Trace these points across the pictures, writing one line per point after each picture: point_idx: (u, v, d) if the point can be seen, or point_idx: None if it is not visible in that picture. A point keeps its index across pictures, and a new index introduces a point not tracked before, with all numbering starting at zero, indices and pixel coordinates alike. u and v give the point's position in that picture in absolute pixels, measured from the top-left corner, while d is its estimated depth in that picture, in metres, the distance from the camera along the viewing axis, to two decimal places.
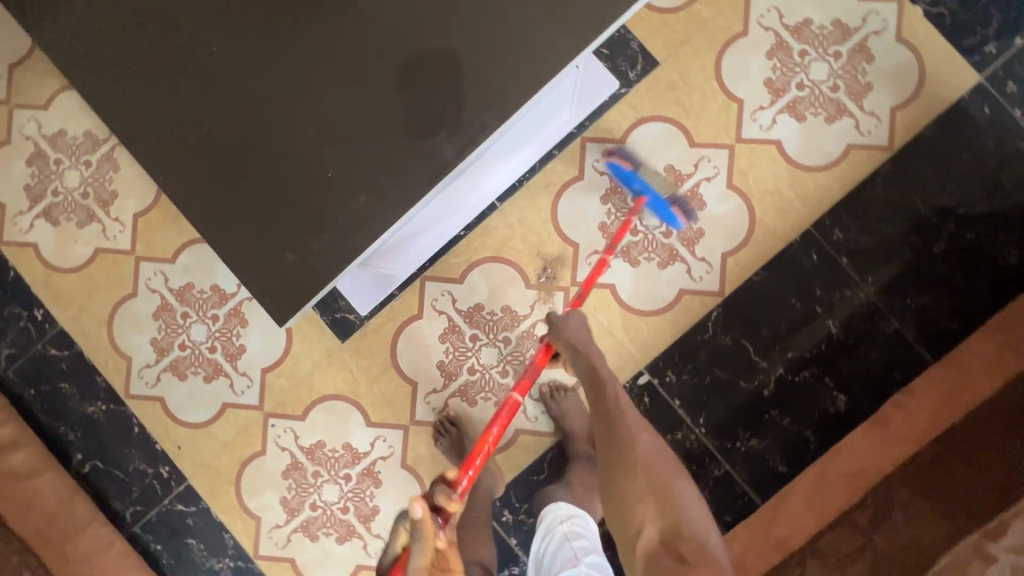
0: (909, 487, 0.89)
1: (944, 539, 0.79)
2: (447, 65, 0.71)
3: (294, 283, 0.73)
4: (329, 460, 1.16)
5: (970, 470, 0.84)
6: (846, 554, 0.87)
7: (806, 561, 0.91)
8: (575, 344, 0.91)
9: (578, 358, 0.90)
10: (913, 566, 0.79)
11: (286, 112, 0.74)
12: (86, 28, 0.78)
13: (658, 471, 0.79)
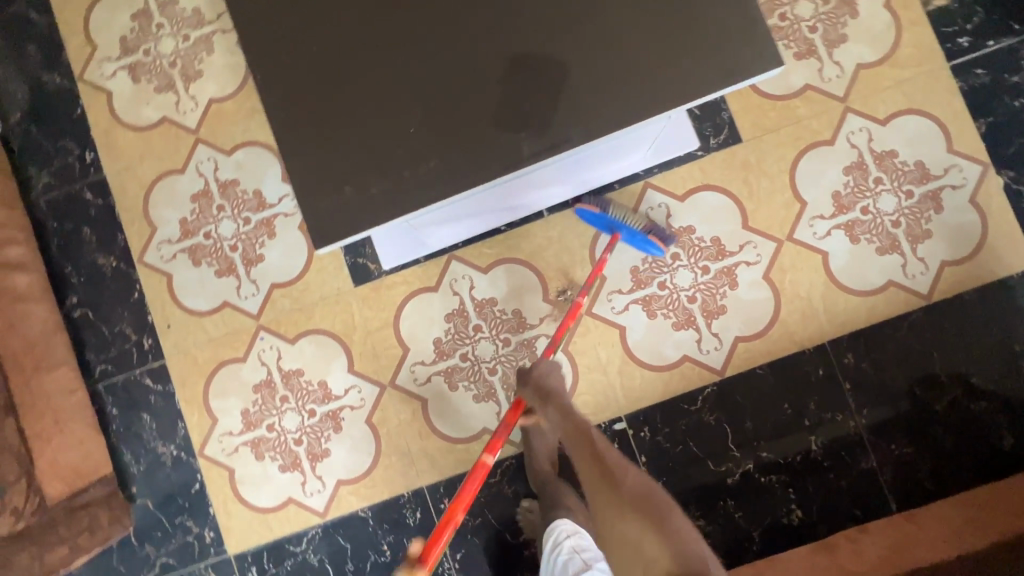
0: None
1: None
2: (556, 70, 0.73)
3: (341, 214, 0.74)
4: (301, 390, 1.18)
5: None
6: None
7: None
8: (547, 391, 0.90)
9: (551, 385, 0.91)
10: None
11: (394, 56, 0.76)
12: None
13: (650, 497, 0.75)
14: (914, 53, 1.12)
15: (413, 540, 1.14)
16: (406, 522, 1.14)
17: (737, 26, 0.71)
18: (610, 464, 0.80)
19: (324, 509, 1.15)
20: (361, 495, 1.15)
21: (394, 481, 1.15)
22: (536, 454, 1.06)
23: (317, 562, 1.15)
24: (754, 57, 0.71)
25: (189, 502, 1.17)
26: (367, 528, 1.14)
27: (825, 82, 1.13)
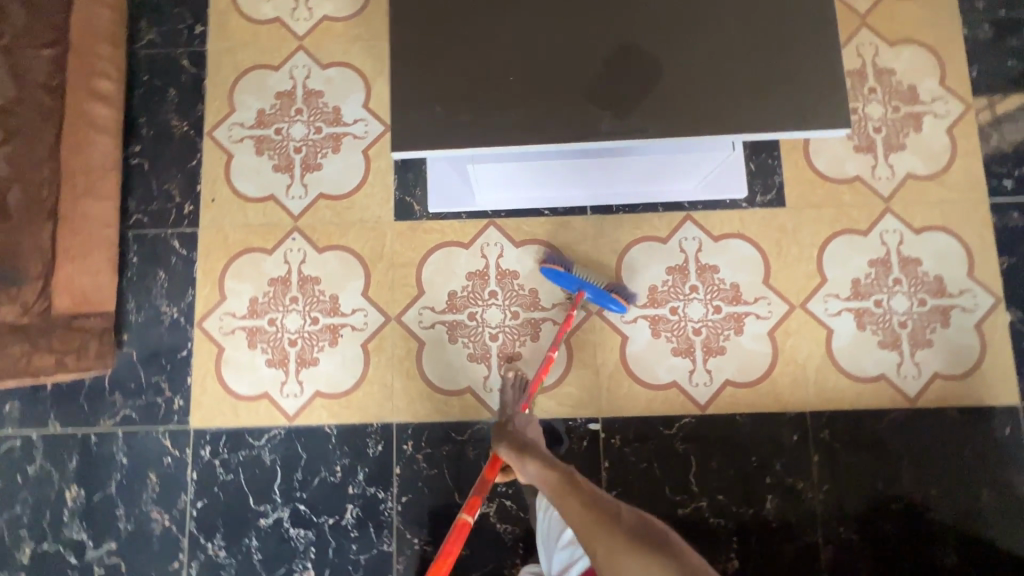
0: None
1: None
2: (652, 69, 0.80)
3: (425, 128, 0.80)
4: (312, 297, 1.22)
5: None
6: None
7: None
8: (523, 442, 0.86)
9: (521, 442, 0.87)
10: None
11: (515, 13, 0.84)
12: None
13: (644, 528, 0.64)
14: (961, 181, 1.20)
15: (367, 470, 1.16)
16: (365, 450, 1.16)
17: (820, 83, 0.79)
18: (590, 493, 0.70)
19: (294, 413, 1.18)
20: (333, 412, 1.18)
21: (368, 409, 1.17)
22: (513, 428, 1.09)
23: (269, 460, 1.17)
24: (828, 114, 0.78)
25: (171, 365, 1.20)
26: (327, 444, 1.17)
27: (874, 180, 1.21)
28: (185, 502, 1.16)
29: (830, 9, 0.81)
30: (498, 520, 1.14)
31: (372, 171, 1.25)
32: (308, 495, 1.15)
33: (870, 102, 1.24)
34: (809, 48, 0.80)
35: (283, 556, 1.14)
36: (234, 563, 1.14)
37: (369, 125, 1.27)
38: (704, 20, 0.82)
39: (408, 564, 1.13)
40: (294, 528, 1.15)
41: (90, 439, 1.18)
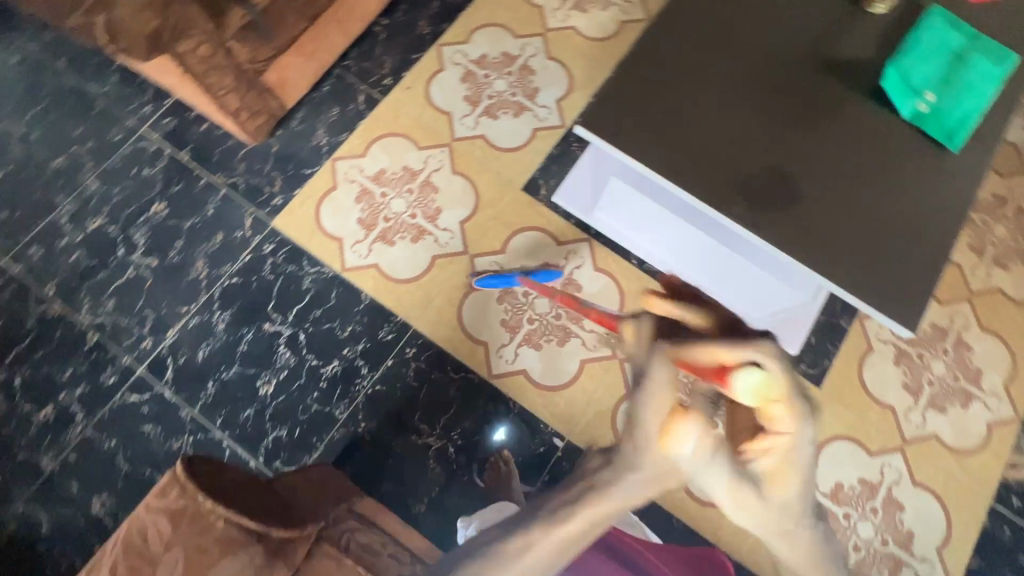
0: None
1: None
2: (792, 197, 0.97)
3: (610, 128, 0.98)
4: (424, 198, 1.38)
5: None
6: None
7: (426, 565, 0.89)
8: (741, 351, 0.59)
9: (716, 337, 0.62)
10: None
11: (724, 97, 1.02)
12: None
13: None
14: (975, 471, 1.26)
15: (368, 345, 1.27)
16: (378, 331, 1.28)
17: (910, 289, 0.93)
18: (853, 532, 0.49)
19: (348, 267, 1.32)
20: (376, 287, 1.31)
21: (402, 303, 1.30)
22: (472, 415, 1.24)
23: (306, 286, 1.30)
24: (903, 313, 0.92)
25: (293, 173, 1.38)
26: (354, 306, 1.29)
27: (905, 419, 1.29)
28: (226, 270, 1.30)
29: (949, 246, 0.96)
30: (433, 457, 1.21)
31: (531, 145, 1.44)
32: (312, 331, 1.27)
33: (938, 360, 1.33)
34: (917, 260, 0.95)
35: (260, 360, 1.25)
36: (223, 339, 1.25)
37: (552, 115, 1.46)
38: (852, 192, 0.98)
39: (343, 437, 1.21)
40: (284, 347, 1.26)
41: (200, 180, 1.36)
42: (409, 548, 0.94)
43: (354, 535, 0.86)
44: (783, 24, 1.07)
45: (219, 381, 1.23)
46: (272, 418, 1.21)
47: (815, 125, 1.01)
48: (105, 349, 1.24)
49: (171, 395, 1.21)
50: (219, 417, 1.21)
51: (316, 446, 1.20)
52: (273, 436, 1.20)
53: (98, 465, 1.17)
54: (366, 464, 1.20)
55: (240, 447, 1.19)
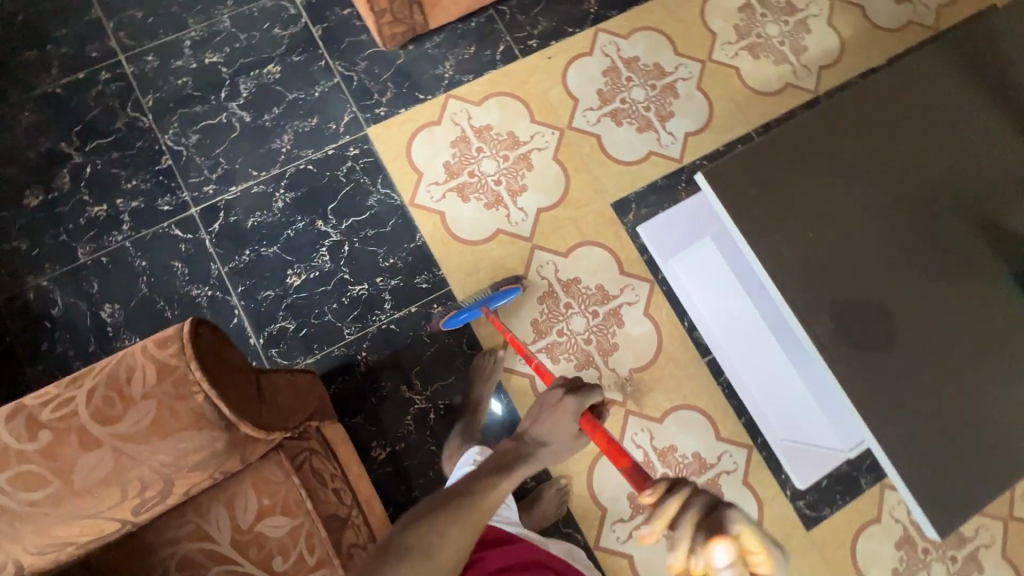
0: None
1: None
2: (882, 344, 0.88)
3: (731, 191, 0.91)
4: (514, 170, 1.34)
5: None
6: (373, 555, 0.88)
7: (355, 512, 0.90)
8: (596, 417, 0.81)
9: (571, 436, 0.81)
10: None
11: (861, 212, 0.92)
12: (943, 75, 0.98)
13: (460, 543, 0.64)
14: None
15: (400, 284, 1.26)
16: (416, 276, 1.26)
17: (959, 492, 0.84)
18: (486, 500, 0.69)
19: (415, 203, 1.30)
20: (433, 234, 1.29)
21: (449, 260, 1.28)
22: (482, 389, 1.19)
23: (370, 204, 1.29)
24: (940, 511, 0.83)
25: (405, 92, 1.35)
26: (405, 242, 1.28)
27: None
28: (305, 155, 1.30)
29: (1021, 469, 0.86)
30: (412, 415, 1.20)
31: (640, 166, 1.37)
32: (357, 248, 1.27)
33: (941, 563, 1.23)
34: (981, 467, 0.85)
35: (299, 252, 1.25)
36: (276, 217, 1.27)
37: (674, 147, 1.39)
38: (948, 367, 0.88)
39: (340, 357, 1.21)
40: (325, 250, 1.26)
41: (319, 61, 1.35)
42: (351, 491, 0.94)
43: (312, 458, 0.85)
44: (960, 163, 0.95)
45: (256, 254, 1.25)
46: (286, 309, 1.23)
47: (943, 282, 0.91)
48: (172, 177, 1.27)
49: (210, 245, 1.24)
50: (241, 286, 1.23)
51: (313, 352, 1.21)
52: (280, 326, 1.22)
53: (123, 277, 1.21)
54: (349, 391, 1.20)
55: (248, 321, 1.21)
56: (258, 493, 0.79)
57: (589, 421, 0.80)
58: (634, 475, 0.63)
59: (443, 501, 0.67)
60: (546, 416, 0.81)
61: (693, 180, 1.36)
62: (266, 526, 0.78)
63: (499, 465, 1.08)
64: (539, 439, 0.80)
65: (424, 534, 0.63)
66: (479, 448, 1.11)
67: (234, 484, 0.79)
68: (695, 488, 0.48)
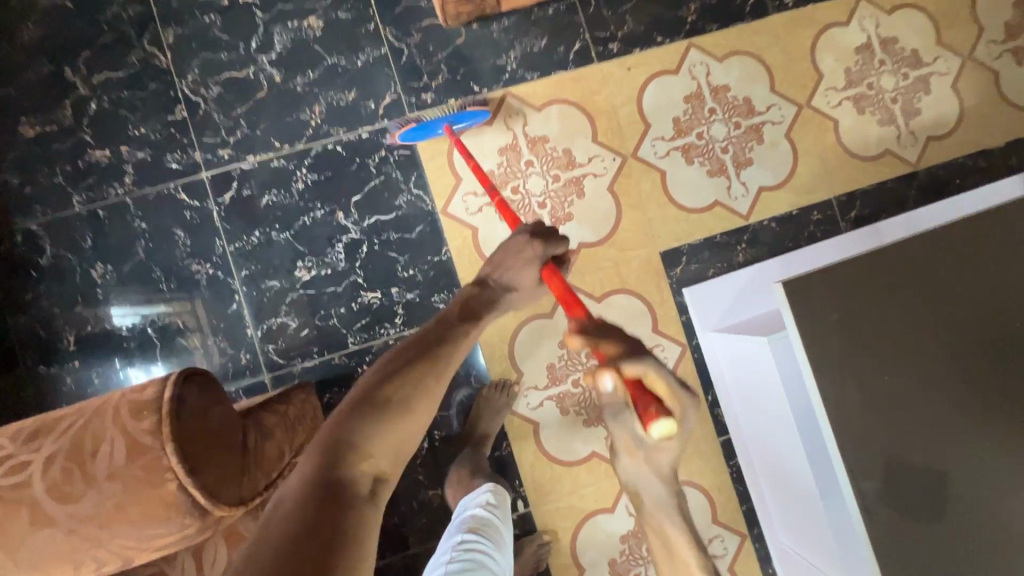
0: None
1: None
2: (929, 512, 0.79)
3: (810, 312, 0.79)
4: (562, 194, 1.20)
5: None
6: None
7: None
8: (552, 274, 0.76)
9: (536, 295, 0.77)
10: None
11: (946, 360, 0.81)
12: None
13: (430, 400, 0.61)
14: None
15: (415, 299, 1.15)
16: (434, 293, 1.16)
17: None
18: (438, 353, 0.64)
19: (447, 212, 1.17)
20: (460, 250, 1.17)
21: (473, 282, 1.17)
22: (486, 424, 1.12)
23: (398, 203, 1.16)
24: None
25: (458, 79, 1.18)
26: (429, 254, 1.16)
27: None
28: (336, 133, 1.16)
29: None
30: None
31: (700, 215, 1.22)
32: (376, 250, 1.15)
33: None
34: None
35: (313, 243, 1.14)
36: (294, 199, 1.14)
37: (743, 200, 1.23)
38: (995, 551, 0.80)
39: (339, 367, 1.13)
40: (341, 247, 1.14)
41: (367, 24, 1.17)
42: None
43: None
44: None
45: (265, 237, 1.13)
46: (290, 304, 1.13)
47: (1018, 456, 0.81)
48: (184, 132, 1.13)
49: (217, 219, 1.13)
50: (245, 271, 1.12)
51: (312, 356, 1.13)
52: (281, 321, 1.13)
53: (119, 236, 1.11)
54: (343, 404, 1.13)
55: (248, 309, 1.12)
56: (229, 546, 0.74)
57: (551, 272, 0.73)
58: (585, 313, 0.63)
59: (413, 365, 0.62)
60: (512, 262, 0.75)
61: (754, 243, 1.23)
62: None
63: (494, 532, 0.91)
64: (509, 285, 0.75)
65: (401, 397, 0.59)
66: (473, 510, 0.96)
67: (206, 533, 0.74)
68: (624, 351, 0.53)
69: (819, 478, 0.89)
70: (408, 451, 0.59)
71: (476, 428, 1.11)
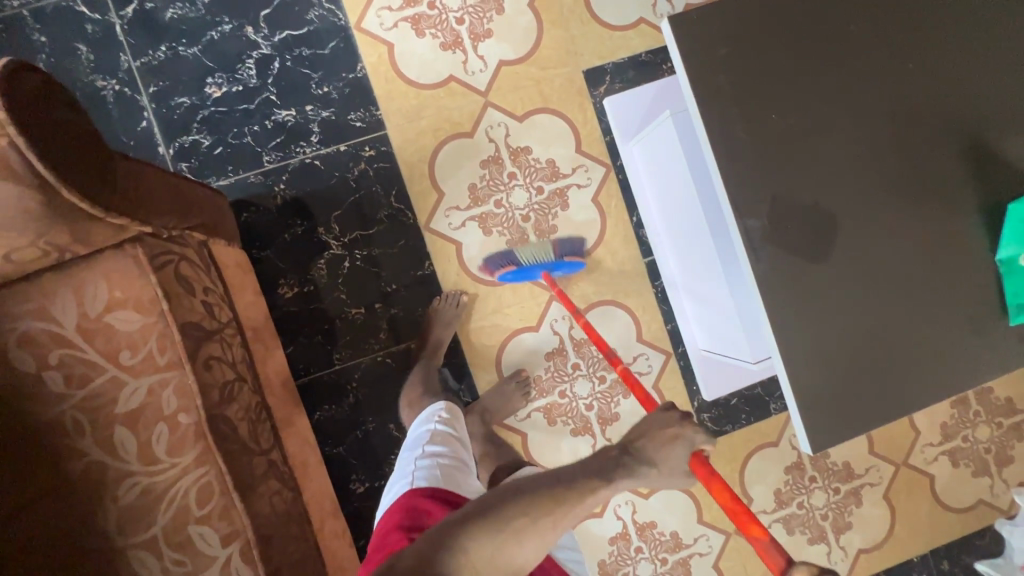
0: (296, 493, 0.90)
1: (254, 454, 0.82)
2: (816, 248, 0.80)
3: (695, 49, 0.78)
4: (481, 10, 1.16)
5: (307, 545, 0.87)
6: (233, 370, 0.84)
7: (225, 328, 0.86)
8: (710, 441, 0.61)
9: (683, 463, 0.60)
10: (233, 407, 0.81)
11: (838, 100, 0.80)
12: None
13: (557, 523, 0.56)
14: None
15: (331, 117, 1.14)
16: (350, 111, 1.14)
17: (850, 412, 0.80)
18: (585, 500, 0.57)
19: (361, 27, 1.14)
20: (377, 67, 1.15)
21: (391, 101, 1.15)
22: (436, 337, 1.13)
23: (310, 18, 1.13)
24: (820, 429, 0.79)
25: None
26: (343, 70, 1.14)
27: None
28: None
29: (918, 405, 0.81)
30: (326, 258, 1.14)
31: (625, 32, 1.19)
32: (289, 66, 1.13)
33: (823, 492, 1.28)
34: (877, 394, 0.80)
35: (222, 59, 1.11)
36: (199, 13, 1.11)
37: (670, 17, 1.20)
38: (878, 291, 0.81)
39: (257, 185, 1.13)
40: (252, 63, 1.12)
41: None
42: (235, 311, 0.91)
43: (180, 264, 0.79)
44: (967, 69, 0.82)
45: (173, 52, 1.11)
46: (201, 121, 1.11)
47: (903, 198, 0.81)
48: None
49: (121, 32, 1.09)
50: (154, 87, 1.10)
51: (227, 174, 1.12)
52: (193, 138, 1.11)
53: (17, 48, 1.07)
54: (262, 224, 1.13)
55: (158, 126, 1.10)
56: (109, 284, 0.74)
57: (700, 463, 0.62)
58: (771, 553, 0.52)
59: (530, 493, 0.56)
60: (657, 434, 0.60)
61: None
62: (115, 319, 0.74)
63: (457, 443, 0.91)
64: (649, 455, 0.59)
65: (517, 525, 0.54)
66: (432, 426, 0.93)
67: (85, 271, 0.74)
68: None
69: (719, 245, 0.93)
70: (503, 571, 0.55)
71: (427, 345, 1.12)
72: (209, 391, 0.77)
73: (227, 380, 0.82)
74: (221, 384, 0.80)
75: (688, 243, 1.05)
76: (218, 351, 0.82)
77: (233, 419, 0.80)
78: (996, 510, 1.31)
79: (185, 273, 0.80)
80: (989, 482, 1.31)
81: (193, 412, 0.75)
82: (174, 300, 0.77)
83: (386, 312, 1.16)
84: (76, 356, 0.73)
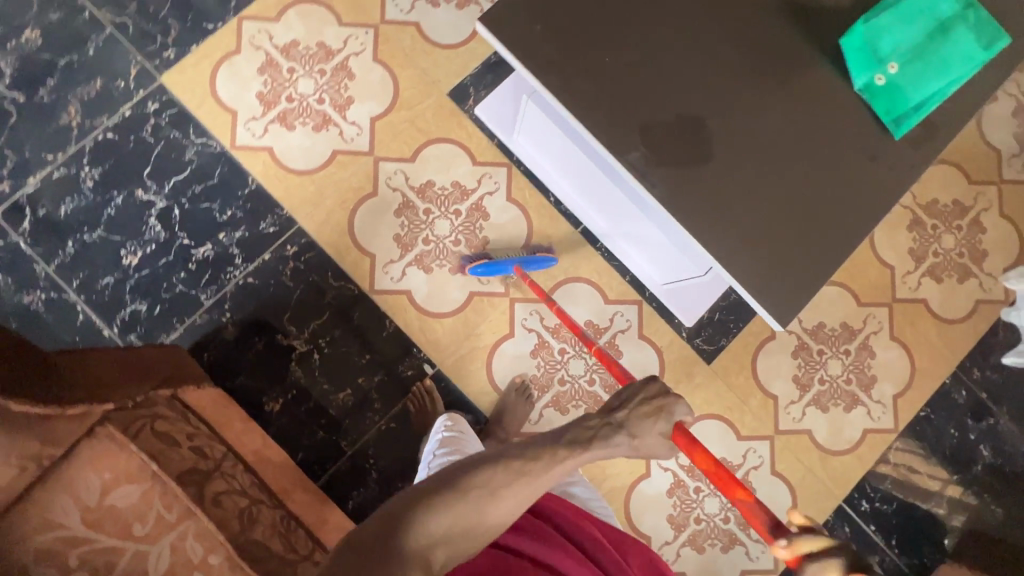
0: None
1: (296, 562, 0.84)
2: (698, 151, 0.85)
3: (515, 35, 0.84)
4: (335, 84, 1.23)
5: None
6: (245, 496, 0.86)
7: (222, 462, 0.88)
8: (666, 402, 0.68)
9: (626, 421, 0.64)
10: (259, 529, 0.83)
11: (656, 20, 0.87)
12: None
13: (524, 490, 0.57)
14: (837, 473, 1.27)
15: (245, 234, 1.19)
16: (260, 221, 1.19)
17: (797, 277, 0.84)
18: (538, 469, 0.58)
19: (238, 146, 1.20)
20: (266, 173, 1.20)
21: (292, 196, 1.21)
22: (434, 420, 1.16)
23: (188, 158, 1.19)
24: (777, 305, 0.83)
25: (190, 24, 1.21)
26: (238, 189, 1.19)
27: (783, 411, 1.28)
28: (100, 123, 1.17)
29: (853, 244, 0.86)
30: (296, 359, 1.18)
31: (467, 46, 1.26)
32: (188, 208, 1.18)
33: (837, 359, 1.31)
34: (814, 250, 0.85)
35: (127, 229, 1.16)
36: (89, 198, 1.16)
37: None
38: (771, 162, 0.86)
39: (206, 324, 1.17)
40: (155, 220, 1.17)
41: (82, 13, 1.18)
42: (228, 443, 0.94)
43: (154, 422, 0.82)
44: None
45: (81, 242, 1.15)
46: (132, 291, 1.16)
47: (751, 76, 0.87)
48: None
49: (27, 247, 1.14)
50: (76, 280, 1.14)
51: (175, 326, 1.16)
52: (131, 310, 1.15)
53: None
54: (225, 355, 1.17)
55: (95, 314, 1.14)
56: (97, 471, 0.77)
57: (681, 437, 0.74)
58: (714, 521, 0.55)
59: (502, 462, 0.57)
60: (638, 405, 0.67)
61: None
62: (116, 499, 0.76)
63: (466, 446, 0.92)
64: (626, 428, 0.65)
65: (489, 486, 0.56)
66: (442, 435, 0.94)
67: (69, 470, 0.76)
68: None
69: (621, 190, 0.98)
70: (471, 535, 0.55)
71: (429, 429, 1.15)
72: (226, 524, 0.79)
73: (243, 507, 0.84)
74: (239, 513, 0.82)
75: (603, 199, 1.10)
76: (223, 484, 0.85)
77: (263, 540, 0.82)
78: (996, 303, 1.34)
79: (161, 429, 0.82)
80: (977, 282, 1.34)
81: (220, 549, 0.77)
82: (160, 458, 0.79)
83: (371, 382, 1.19)
84: (93, 548, 0.75)
